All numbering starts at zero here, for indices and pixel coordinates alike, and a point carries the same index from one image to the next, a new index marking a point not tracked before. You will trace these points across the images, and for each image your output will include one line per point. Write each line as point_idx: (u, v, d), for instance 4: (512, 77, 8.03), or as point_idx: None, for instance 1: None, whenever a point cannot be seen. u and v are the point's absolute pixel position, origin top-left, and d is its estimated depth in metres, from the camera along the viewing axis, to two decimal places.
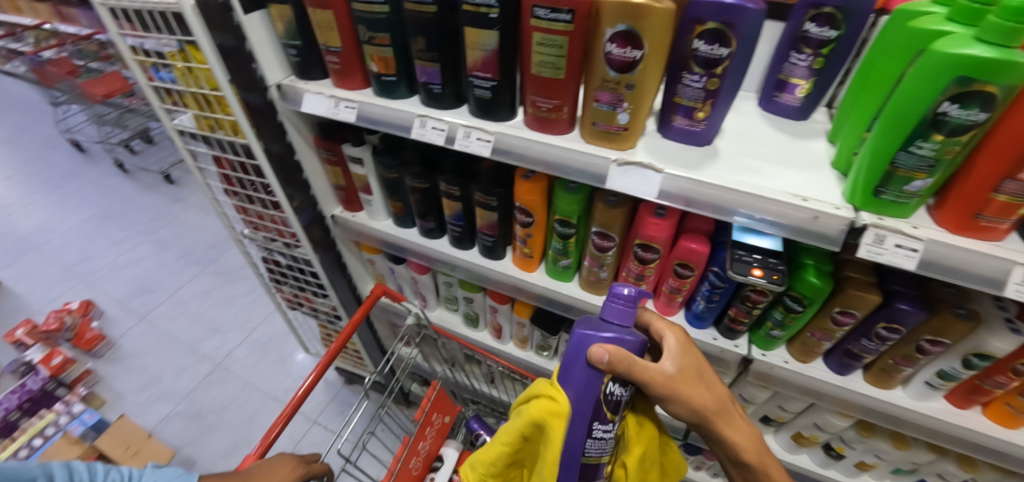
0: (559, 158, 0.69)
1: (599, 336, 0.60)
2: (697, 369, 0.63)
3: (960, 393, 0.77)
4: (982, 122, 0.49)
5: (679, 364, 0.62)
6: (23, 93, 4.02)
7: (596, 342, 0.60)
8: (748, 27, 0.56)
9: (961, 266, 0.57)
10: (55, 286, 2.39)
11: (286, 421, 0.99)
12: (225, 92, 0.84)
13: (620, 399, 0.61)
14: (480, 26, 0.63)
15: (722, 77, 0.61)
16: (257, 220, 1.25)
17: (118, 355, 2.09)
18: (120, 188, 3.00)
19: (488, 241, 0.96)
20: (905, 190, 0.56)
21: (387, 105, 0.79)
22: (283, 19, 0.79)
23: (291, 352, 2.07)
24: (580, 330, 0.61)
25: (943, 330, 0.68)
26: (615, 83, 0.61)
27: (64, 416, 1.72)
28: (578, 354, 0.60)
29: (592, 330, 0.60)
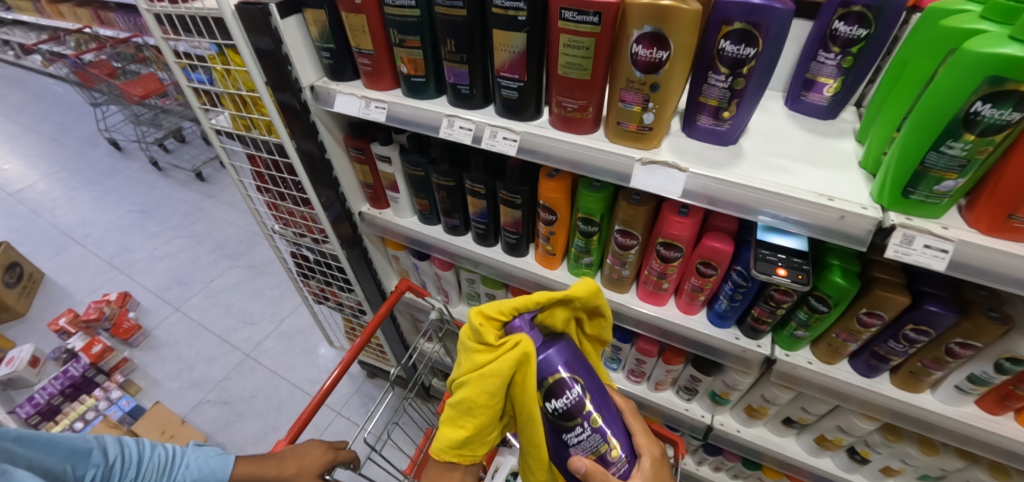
0: (584, 158, 0.70)
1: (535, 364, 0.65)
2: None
3: (993, 399, 0.75)
4: (1015, 121, 0.49)
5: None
6: (67, 94, 4.21)
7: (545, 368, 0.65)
8: (774, 29, 0.57)
9: (995, 269, 0.56)
10: (95, 278, 2.51)
11: (313, 411, 1.03)
12: (262, 93, 0.91)
13: (574, 401, 0.65)
14: (509, 29, 0.65)
15: (748, 77, 0.62)
16: (288, 216, 1.30)
17: (153, 344, 2.19)
18: (155, 184, 3.13)
19: (512, 239, 0.97)
20: (935, 191, 0.56)
21: (417, 105, 0.81)
22: (318, 23, 0.83)
23: (316, 345, 2.13)
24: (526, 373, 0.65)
25: (975, 333, 0.67)
26: (640, 84, 0.62)
27: (103, 402, 1.86)
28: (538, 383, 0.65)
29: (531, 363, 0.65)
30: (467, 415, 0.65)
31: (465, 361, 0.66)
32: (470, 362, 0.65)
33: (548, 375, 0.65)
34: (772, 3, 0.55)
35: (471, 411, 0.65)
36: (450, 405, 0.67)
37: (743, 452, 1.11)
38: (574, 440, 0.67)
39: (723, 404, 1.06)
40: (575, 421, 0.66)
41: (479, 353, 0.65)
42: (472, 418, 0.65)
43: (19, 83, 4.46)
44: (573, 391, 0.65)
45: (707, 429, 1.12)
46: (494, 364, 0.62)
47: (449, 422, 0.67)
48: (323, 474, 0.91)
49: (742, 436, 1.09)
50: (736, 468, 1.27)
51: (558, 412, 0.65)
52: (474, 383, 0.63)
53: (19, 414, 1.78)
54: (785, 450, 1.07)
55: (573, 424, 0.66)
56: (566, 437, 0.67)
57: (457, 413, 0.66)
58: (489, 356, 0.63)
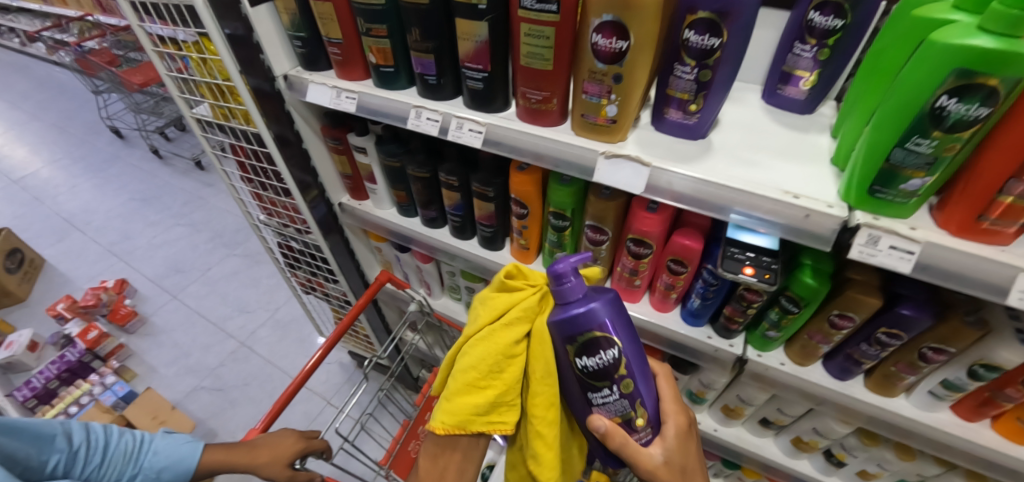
0: (549, 150, 0.68)
1: (566, 314, 0.55)
2: (682, 464, 0.62)
3: (969, 406, 0.73)
4: (984, 118, 0.47)
5: (668, 452, 0.61)
6: (71, 82, 4.24)
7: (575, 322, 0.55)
8: (740, 19, 0.55)
9: (963, 272, 0.54)
10: (95, 264, 2.54)
11: (292, 395, 1.04)
12: (236, 82, 0.87)
13: (606, 363, 0.56)
14: (471, 18, 0.63)
15: (715, 69, 0.60)
16: (272, 206, 1.30)
17: (150, 330, 2.22)
18: (156, 172, 3.15)
19: (487, 232, 0.96)
20: (903, 190, 0.54)
21: (387, 96, 0.80)
22: (289, 11, 0.81)
23: (309, 334, 2.13)
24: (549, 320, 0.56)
25: (949, 338, 0.65)
26: (603, 75, 0.60)
27: (98, 387, 1.88)
28: (561, 333, 0.56)
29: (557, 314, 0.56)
30: (490, 370, 0.58)
31: (484, 314, 0.61)
32: (489, 312, 0.60)
33: (569, 339, 0.56)
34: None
35: (498, 366, 0.58)
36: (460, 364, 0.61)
37: (720, 450, 1.10)
38: (598, 401, 0.59)
39: (700, 403, 1.04)
40: (601, 384, 0.57)
41: (500, 304, 0.60)
42: (499, 374, 0.58)
43: (25, 70, 4.50)
44: (608, 352, 0.55)
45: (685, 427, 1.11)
46: (516, 309, 0.58)
47: (468, 383, 0.59)
48: (293, 464, 0.90)
49: (720, 435, 1.07)
50: (717, 467, 1.26)
51: (584, 371, 0.57)
52: (495, 335, 0.58)
53: (16, 396, 1.82)
54: (763, 451, 1.05)
55: (602, 385, 0.57)
56: (590, 396, 0.59)
57: (476, 375, 0.58)
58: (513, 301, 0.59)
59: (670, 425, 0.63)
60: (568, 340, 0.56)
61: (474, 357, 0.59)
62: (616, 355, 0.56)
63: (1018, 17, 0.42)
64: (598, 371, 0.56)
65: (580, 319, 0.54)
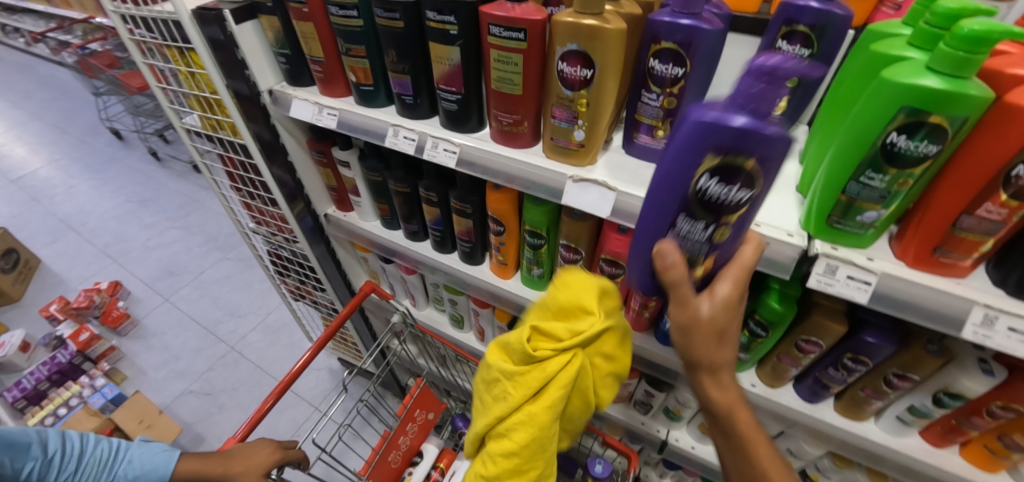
0: (520, 172, 0.69)
1: (725, 122, 0.45)
2: (723, 328, 0.50)
3: (937, 432, 0.74)
4: (933, 154, 0.48)
5: (717, 301, 0.49)
6: (73, 83, 4.28)
7: (722, 132, 0.46)
8: (702, 50, 0.56)
9: (918, 303, 0.55)
10: (90, 266, 2.56)
11: (279, 396, 1.06)
12: (223, 95, 0.92)
13: (730, 199, 0.50)
14: (444, 42, 0.64)
15: (678, 97, 0.60)
16: (260, 215, 1.32)
17: (142, 333, 2.23)
18: (154, 175, 3.17)
19: (467, 247, 0.97)
20: (860, 221, 0.55)
21: (366, 113, 0.81)
22: (273, 29, 0.83)
23: (299, 340, 2.14)
24: (705, 114, 0.46)
25: (913, 365, 0.66)
26: (570, 101, 0.61)
27: (87, 389, 1.89)
28: (704, 141, 0.47)
29: (718, 113, 0.46)
30: (532, 439, 0.68)
31: (517, 393, 0.67)
32: (524, 391, 0.66)
33: (711, 151, 0.47)
34: (701, 25, 0.54)
35: (540, 436, 0.68)
36: (503, 438, 0.70)
37: (701, 469, 1.09)
38: (683, 228, 0.54)
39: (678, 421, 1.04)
40: (705, 215, 0.52)
41: (532, 381, 0.66)
42: (539, 441, 0.69)
43: (29, 69, 4.55)
44: (739, 192, 0.49)
45: (663, 444, 1.11)
46: (554, 388, 0.65)
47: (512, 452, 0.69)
48: (271, 474, 0.87)
49: (698, 453, 1.07)
50: None
51: (699, 193, 0.51)
52: (537, 414, 0.66)
53: (5, 397, 1.83)
54: None
55: (706, 218, 0.52)
56: (679, 221, 0.54)
57: (527, 447, 0.68)
58: (546, 378, 0.65)
59: (737, 267, 0.53)
60: (714, 151, 0.47)
61: (517, 433, 0.68)
62: (743, 200, 0.50)
63: (964, 59, 0.44)
64: (725, 205, 0.51)
65: (748, 138, 0.45)
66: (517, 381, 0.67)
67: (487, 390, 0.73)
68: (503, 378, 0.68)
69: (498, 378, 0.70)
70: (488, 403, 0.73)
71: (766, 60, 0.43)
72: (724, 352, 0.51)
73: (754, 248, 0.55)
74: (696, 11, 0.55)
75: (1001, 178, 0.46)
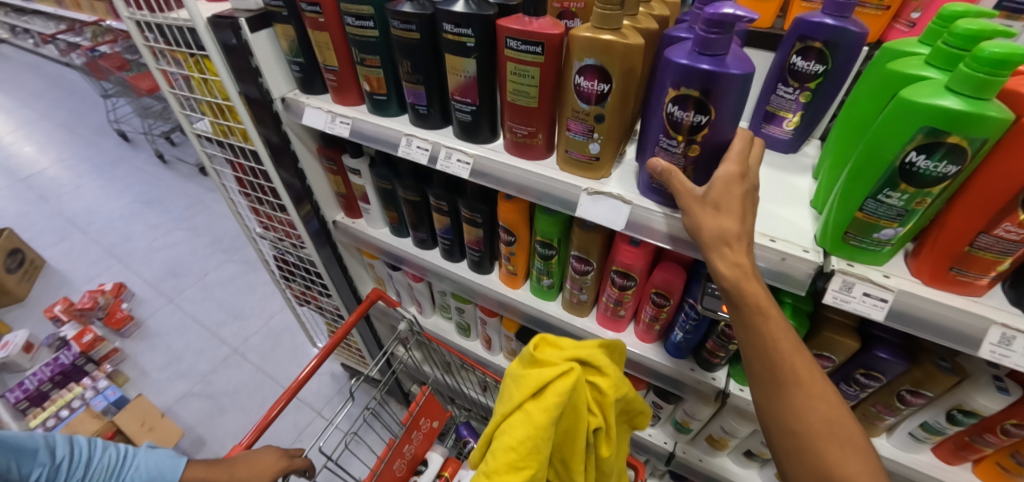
0: (533, 184, 0.70)
1: (679, 64, 0.53)
2: (718, 200, 0.55)
3: (949, 449, 0.73)
4: (952, 174, 0.48)
5: (712, 183, 0.55)
6: (82, 83, 4.31)
7: (677, 69, 0.54)
8: (728, 93, 0.53)
9: (934, 321, 0.55)
10: (94, 266, 2.56)
11: (288, 401, 1.07)
12: (235, 102, 0.91)
13: (690, 122, 0.56)
14: (459, 54, 0.65)
15: (702, 144, 0.58)
16: (267, 220, 1.32)
17: (145, 334, 2.22)
18: (160, 176, 3.18)
19: (476, 256, 0.97)
20: (876, 238, 0.55)
21: (379, 122, 0.82)
22: (287, 38, 0.84)
23: (301, 344, 2.14)
24: (673, 56, 0.54)
25: (925, 382, 0.65)
26: (585, 115, 0.61)
27: (90, 391, 1.89)
28: (666, 80, 0.56)
29: (679, 58, 0.54)
30: (530, 448, 0.61)
31: (517, 391, 0.64)
32: (522, 391, 0.63)
33: (674, 85, 0.55)
34: (723, 69, 0.51)
35: (538, 447, 0.61)
36: (494, 447, 0.64)
37: (708, 480, 1.10)
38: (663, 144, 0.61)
39: (685, 433, 1.03)
40: (677, 136, 0.59)
41: (532, 382, 0.62)
42: (537, 455, 0.61)
43: (38, 69, 4.58)
44: (696, 117, 0.55)
45: (670, 456, 1.11)
46: (550, 393, 0.61)
47: (506, 463, 0.61)
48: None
49: (705, 465, 1.07)
50: None
51: (670, 118, 0.58)
52: (533, 415, 0.61)
53: (8, 398, 1.83)
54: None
55: (675, 137, 0.59)
56: (660, 140, 0.61)
57: (516, 455, 0.61)
58: (545, 381, 0.61)
59: (731, 162, 0.55)
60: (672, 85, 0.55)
61: (514, 438, 0.62)
62: (701, 125, 0.56)
63: (984, 80, 0.44)
64: (685, 127, 0.57)
65: (690, 76, 0.53)
66: (521, 381, 0.64)
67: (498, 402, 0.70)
68: (510, 381, 0.67)
69: (506, 382, 0.69)
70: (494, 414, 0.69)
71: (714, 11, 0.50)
72: (745, 256, 0.54)
73: (736, 168, 0.55)
74: (720, 52, 0.52)
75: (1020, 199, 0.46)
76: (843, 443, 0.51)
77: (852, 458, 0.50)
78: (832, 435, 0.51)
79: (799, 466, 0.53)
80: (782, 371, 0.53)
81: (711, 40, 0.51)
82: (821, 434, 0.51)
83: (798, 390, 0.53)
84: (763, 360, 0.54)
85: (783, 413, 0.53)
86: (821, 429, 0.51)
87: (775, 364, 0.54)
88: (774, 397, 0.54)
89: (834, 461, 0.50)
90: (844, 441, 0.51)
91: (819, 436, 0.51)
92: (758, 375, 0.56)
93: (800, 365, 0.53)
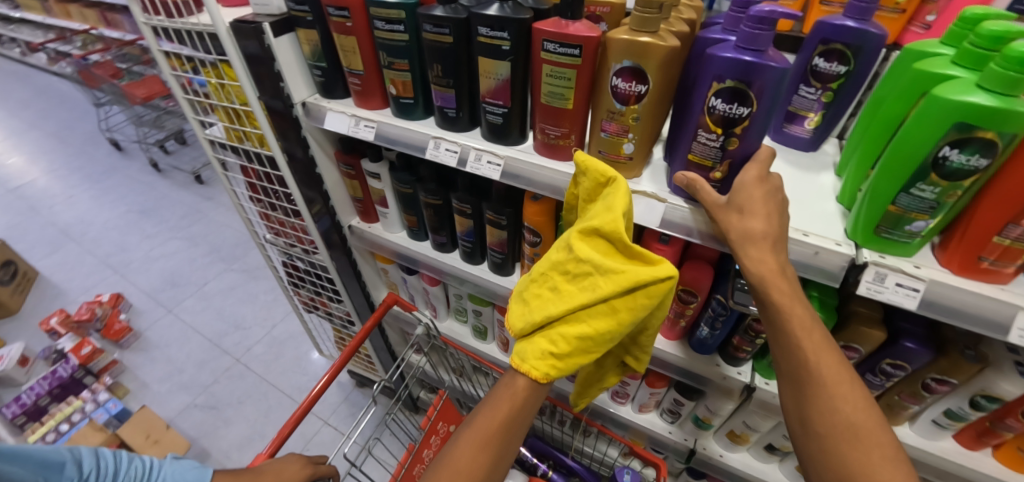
0: (565, 184, 0.71)
1: (724, 58, 0.54)
2: (741, 202, 0.57)
3: (970, 435, 0.76)
4: (983, 168, 0.50)
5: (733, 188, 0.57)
6: (72, 92, 4.25)
7: (722, 63, 0.55)
8: (767, 88, 0.54)
9: (965, 309, 0.57)
10: (90, 277, 2.51)
11: (297, 422, 1.04)
12: (254, 107, 0.92)
13: (732, 116, 0.57)
14: (493, 57, 0.66)
15: (741, 137, 0.59)
16: (279, 226, 1.31)
17: (144, 345, 2.18)
18: (155, 185, 3.14)
19: (497, 258, 0.98)
20: (907, 230, 0.56)
21: (405, 126, 0.82)
22: (310, 42, 0.84)
23: (306, 351, 2.12)
24: (715, 51, 0.56)
25: (950, 370, 0.67)
26: (621, 115, 0.63)
27: (90, 404, 1.85)
28: (707, 76, 0.57)
29: (722, 53, 0.55)
30: (603, 340, 0.61)
31: (605, 284, 0.58)
32: (612, 287, 0.57)
33: (717, 80, 0.56)
34: (765, 62, 0.53)
35: (612, 338, 0.61)
36: (564, 331, 0.62)
37: (727, 475, 1.11)
38: (700, 140, 0.61)
39: (706, 429, 1.05)
40: (716, 129, 0.59)
41: (625, 279, 0.56)
42: (608, 344, 0.62)
43: (25, 78, 4.51)
44: (739, 109, 0.57)
45: (690, 453, 1.12)
46: (642, 296, 0.57)
47: (575, 349, 0.61)
48: None
49: (725, 461, 1.08)
50: None
51: (712, 111, 0.58)
52: (620, 310, 0.59)
53: (4, 413, 1.78)
54: (768, 477, 1.05)
55: (714, 131, 0.60)
56: (697, 135, 0.61)
57: (591, 341, 0.61)
58: (641, 283, 0.55)
59: (752, 167, 0.58)
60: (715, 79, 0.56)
61: (590, 327, 0.60)
62: (744, 117, 0.57)
63: (1014, 78, 0.45)
64: (726, 120, 0.58)
65: (737, 67, 0.54)
66: (608, 277, 0.58)
67: (560, 278, 0.63)
68: (593, 272, 0.59)
69: (578, 264, 0.60)
70: (555, 295, 0.63)
71: (761, 10, 0.52)
72: (775, 257, 0.56)
73: (758, 171, 0.58)
74: (761, 48, 0.54)
75: None
76: (867, 448, 0.51)
77: (878, 463, 0.50)
78: (856, 438, 0.52)
79: (821, 467, 0.54)
80: (810, 374, 0.55)
81: (755, 35, 0.53)
82: (843, 437, 0.53)
83: (824, 393, 0.54)
84: (790, 364, 0.56)
85: (809, 414, 0.55)
86: (845, 432, 0.53)
87: (805, 367, 0.55)
88: (802, 399, 0.56)
89: (857, 462, 0.51)
90: (871, 445, 0.51)
91: (844, 439, 0.53)
92: (786, 377, 0.57)
93: (830, 369, 0.54)
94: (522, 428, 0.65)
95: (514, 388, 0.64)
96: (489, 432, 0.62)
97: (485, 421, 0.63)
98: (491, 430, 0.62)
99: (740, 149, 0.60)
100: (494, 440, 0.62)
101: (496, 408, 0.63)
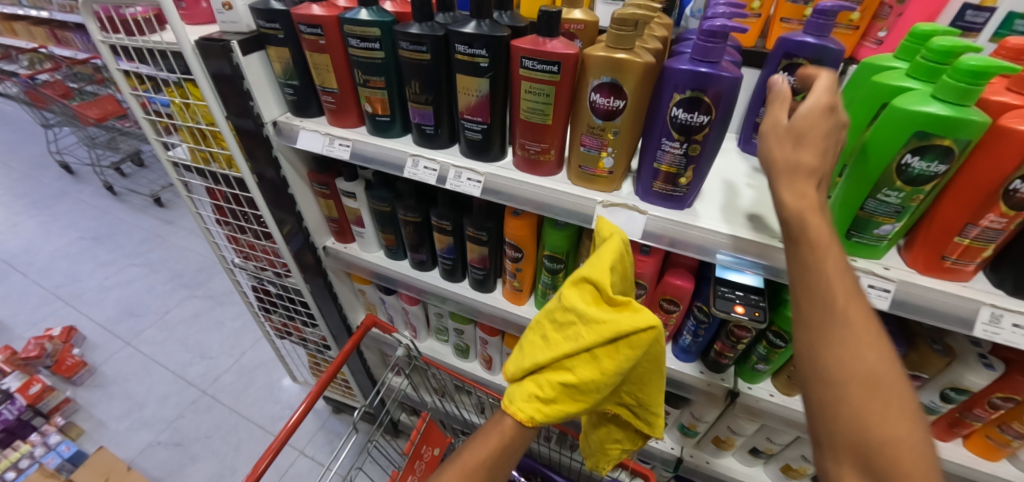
0: (546, 199, 0.71)
1: (685, 71, 0.56)
2: None
3: (942, 426, 0.79)
4: (942, 173, 0.52)
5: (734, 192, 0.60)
6: (18, 115, 4.04)
7: (683, 75, 0.56)
8: (723, 96, 0.56)
9: (932, 306, 0.59)
10: (38, 310, 2.34)
11: (275, 452, 0.98)
12: (222, 127, 0.88)
13: (694, 124, 0.59)
14: (472, 74, 0.66)
15: (702, 143, 0.60)
16: (248, 249, 1.26)
17: (99, 381, 2.04)
18: (110, 210, 2.98)
19: (479, 274, 0.97)
20: (875, 234, 0.59)
21: (381, 143, 0.81)
22: (281, 60, 0.82)
23: (279, 379, 2.03)
24: (674, 64, 0.57)
25: (920, 365, 0.72)
26: (601, 130, 0.63)
27: (39, 448, 1.72)
28: (666, 87, 0.58)
29: (680, 66, 0.56)
30: (591, 391, 0.61)
31: (588, 333, 0.59)
32: (595, 337, 0.58)
33: (678, 91, 0.57)
34: (719, 72, 0.55)
35: (600, 389, 0.61)
36: (551, 376, 0.62)
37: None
38: (666, 150, 0.62)
39: (692, 436, 1.05)
40: (680, 137, 0.60)
41: (609, 330, 0.58)
42: (597, 395, 0.62)
43: None
44: (696, 117, 0.58)
45: (678, 462, 1.12)
46: (627, 345, 0.58)
47: (566, 399, 0.62)
48: None
49: (713, 467, 1.09)
50: None
51: (677, 121, 0.59)
52: (603, 360, 0.59)
53: None
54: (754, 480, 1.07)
55: (678, 139, 0.61)
56: (661, 145, 0.62)
57: (575, 389, 0.61)
58: (623, 333, 0.57)
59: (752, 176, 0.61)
60: (674, 89, 0.57)
61: (579, 378, 0.60)
62: (703, 125, 0.58)
63: (965, 89, 0.48)
64: (686, 128, 0.59)
65: (693, 77, 0.55)
66: (592, 327, 0.59)
67: (549, 327, 0.64)
68: (578, 321, 0.60)
69: (564, 313, 0.62)
70: (544, 343, 0.64)
71: (713, 24, 0.54)
72: None
73: None
74: (715, 60, 0.56)
75: (1001, 192, 0.51)
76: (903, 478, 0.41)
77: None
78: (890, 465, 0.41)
79: None
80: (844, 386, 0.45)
81: (709, 48, 0.55)
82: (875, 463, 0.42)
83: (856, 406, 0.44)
84: (823, 372, 0.46)
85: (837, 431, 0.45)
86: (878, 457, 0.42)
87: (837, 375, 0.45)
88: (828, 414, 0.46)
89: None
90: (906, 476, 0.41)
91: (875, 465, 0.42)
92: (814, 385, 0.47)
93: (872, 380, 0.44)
94: (510, 462, 0.63)
95: (501, 427, 0.63)
96: (473, 467, 0.60)
97: (470, 457, 0.60)
98: (476, 464, 0.60)
99: (705, 160, 0.62)
100: (478, 476, 0.60)
101: (483, 443, 0.61)
